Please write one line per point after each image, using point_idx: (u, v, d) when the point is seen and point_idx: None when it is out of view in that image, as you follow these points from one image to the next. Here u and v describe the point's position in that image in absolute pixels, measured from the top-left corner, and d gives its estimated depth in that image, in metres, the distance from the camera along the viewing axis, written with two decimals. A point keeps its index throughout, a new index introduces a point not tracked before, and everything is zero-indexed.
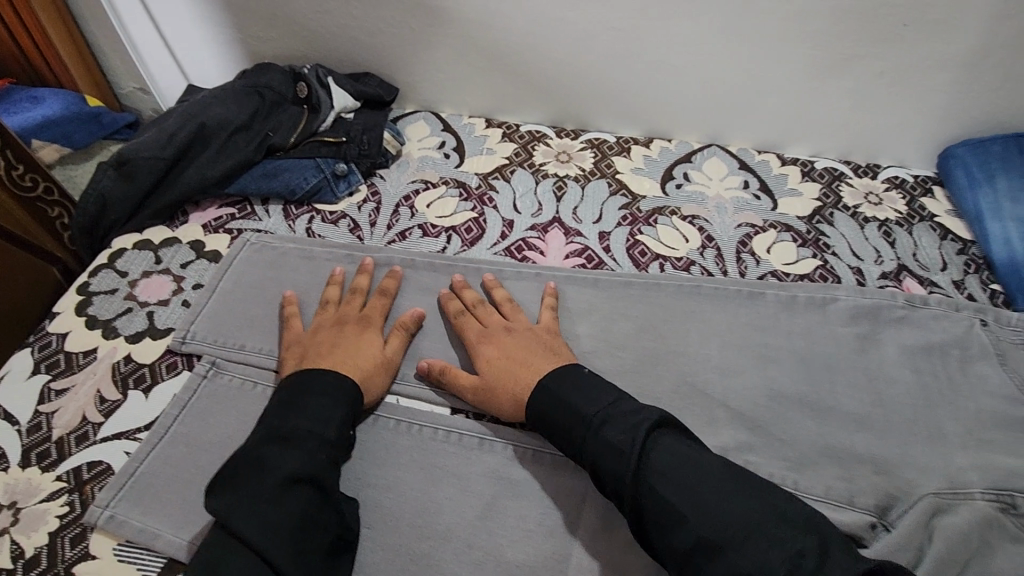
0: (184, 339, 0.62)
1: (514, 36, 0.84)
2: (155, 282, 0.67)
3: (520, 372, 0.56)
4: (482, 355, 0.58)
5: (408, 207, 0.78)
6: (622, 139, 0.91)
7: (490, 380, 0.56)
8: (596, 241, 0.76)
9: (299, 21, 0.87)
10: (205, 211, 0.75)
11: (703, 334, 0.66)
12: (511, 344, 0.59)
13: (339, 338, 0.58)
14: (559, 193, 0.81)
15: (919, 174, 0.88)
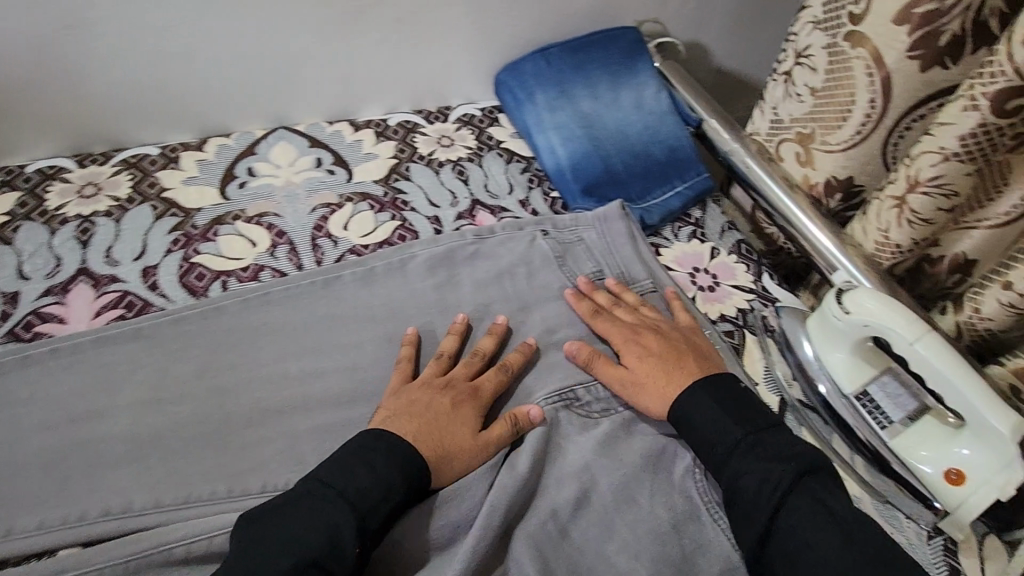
0: (158, 466, 0.53)
1: (360, 28, 0.80)
2: (35, 424, 0.54)
3: (678, 362, 0.60)
4: (653, 341, 0.62)
5: (327, 237, 0.72)
6: (487, 110, 0.94)
7: (642, 386, 0.59)
8: (521, 210, 0.80)
9: (93, 60, 0.71)
10: (83, 323, 0.62)
11: (646, 254, 0.75)
12: (660, 336, 0.63)
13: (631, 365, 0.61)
14: (462, 177, 0.83)
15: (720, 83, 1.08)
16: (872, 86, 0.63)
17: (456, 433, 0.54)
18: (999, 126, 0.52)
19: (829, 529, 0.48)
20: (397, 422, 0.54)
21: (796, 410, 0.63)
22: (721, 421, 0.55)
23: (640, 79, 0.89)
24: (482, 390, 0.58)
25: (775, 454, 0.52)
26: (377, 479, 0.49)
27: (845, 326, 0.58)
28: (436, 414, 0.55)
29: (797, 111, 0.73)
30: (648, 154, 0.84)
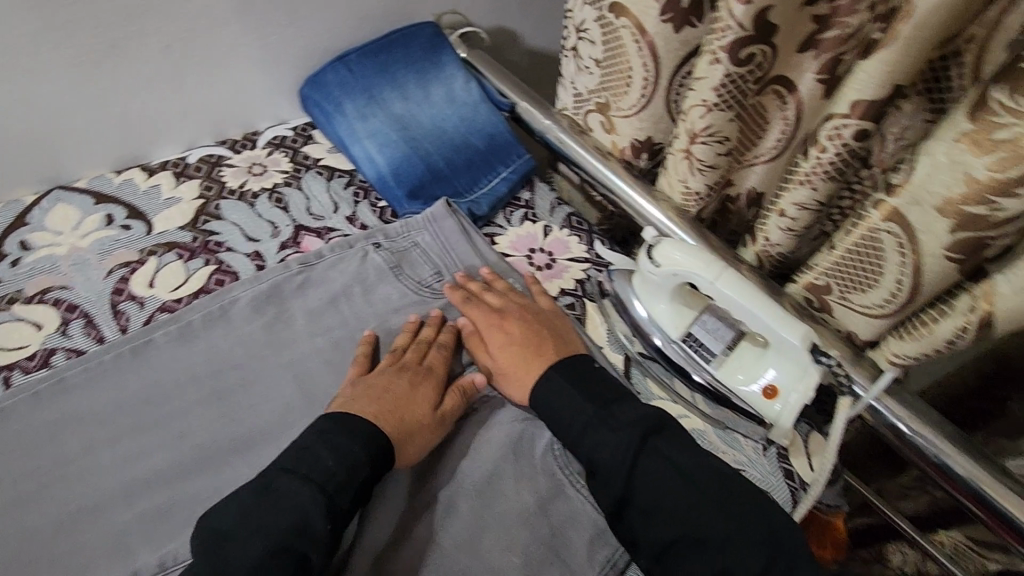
0: None
1: (121, 64, 0.72)
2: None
3: (547, 340, 0.62)
4: (525, 317, 0.64)
5: (130, 300, 0.65)
6: (299, 127, 0.89)
7: (509, 374, 0.60)
8: (350, 227, 0.77)
9: None
10: None
11: (481, 244, 0.75)
12: (531, 321, 0.63)
13: (495, 348, 0.62)
14: (281, 204, 0.78)
15: (536, 61, 1.10)
16: (641, 51, 0.67)
17: (421, 404, 0.56)
18: (742, 74, 0.57)
19: (678, 480, 0.51)
20: (356, 403, 0.54)
21: (641, 365, 0.67)
22: (575, 403, 0.56)
23: (447, 73, 0.89)
24: (436, 367, 0.60)
25: (627, 419, 0.54)
26: (341, 457, 0.49)
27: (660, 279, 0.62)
28: (396, 394, 0.56)
29: (592, 83, 0.77)
30: (468, 145, 0.84)
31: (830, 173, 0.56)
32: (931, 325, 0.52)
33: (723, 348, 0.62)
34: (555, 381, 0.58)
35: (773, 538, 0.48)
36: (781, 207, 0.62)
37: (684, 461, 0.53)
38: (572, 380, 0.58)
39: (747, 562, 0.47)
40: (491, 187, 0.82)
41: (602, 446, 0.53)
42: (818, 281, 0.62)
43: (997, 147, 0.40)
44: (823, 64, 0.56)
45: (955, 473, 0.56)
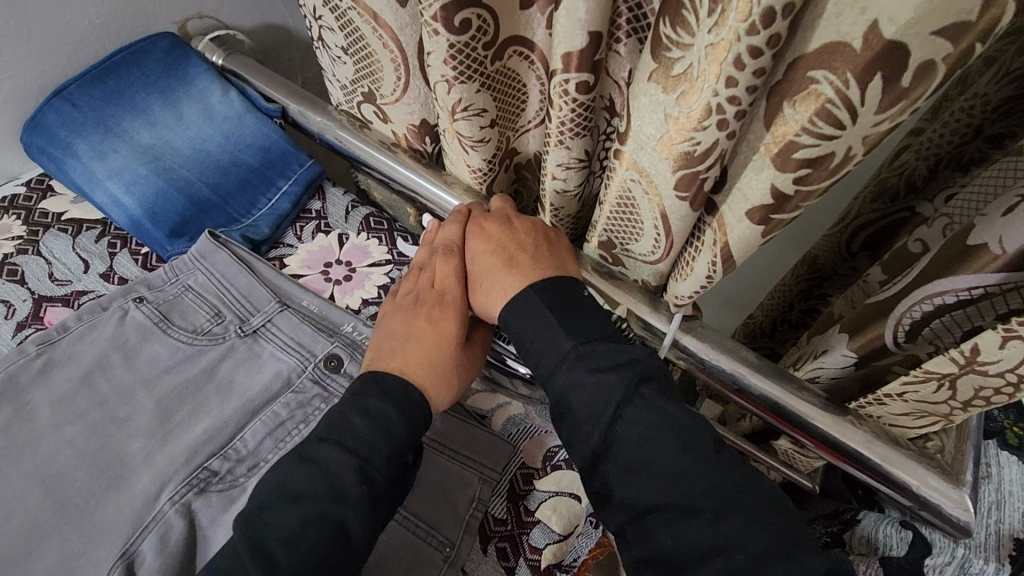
0: None
1: None
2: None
3: (527, 252, 0.56)
4: (505, 227, 0.58)
5: None
6: (33, 181, 0.76)
7: (479, 289, 0.58)
8: (106, 284, 0.67)
9: None
10: None
11: (261, 272, 0.67)
12: (509, 225, 0.58)
13: (490, 256, 0.56)
14: (16, 276, 0.66)
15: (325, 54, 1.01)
16: (377, 32, 0.62)
17: (445, 327, 0.55)
18: (466, 42, 0.53)
19: (668, 433, 0.47)
20: (382, 349, 0.55)
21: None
22: (552, 331, 0.51)
23: (199, 86, 0.79)
24: (451, 295, 0.57)
25: (608, 362, 0.49)
26: (375, 421, 0.48)
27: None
28: (417, 338, 0.55)
29: (350, 73, 0.71)
30: (238, 164, 0.75)
31: (574, 129, 0.54)
32: (691, 262, 0.53)
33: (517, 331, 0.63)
34: (529, 300, 0.53)
35: (749, 510, 0.45)
36: (549, 171, 0.60)
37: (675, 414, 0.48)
38: (547, 292, 0.53)
39: (738, 532, 0.44)
40: (273, 206, 0.74)
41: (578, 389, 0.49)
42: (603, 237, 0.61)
43: (679, 81, 0.39)
44: (547, 17, 0.54)
45: (755, 391, 0.58)
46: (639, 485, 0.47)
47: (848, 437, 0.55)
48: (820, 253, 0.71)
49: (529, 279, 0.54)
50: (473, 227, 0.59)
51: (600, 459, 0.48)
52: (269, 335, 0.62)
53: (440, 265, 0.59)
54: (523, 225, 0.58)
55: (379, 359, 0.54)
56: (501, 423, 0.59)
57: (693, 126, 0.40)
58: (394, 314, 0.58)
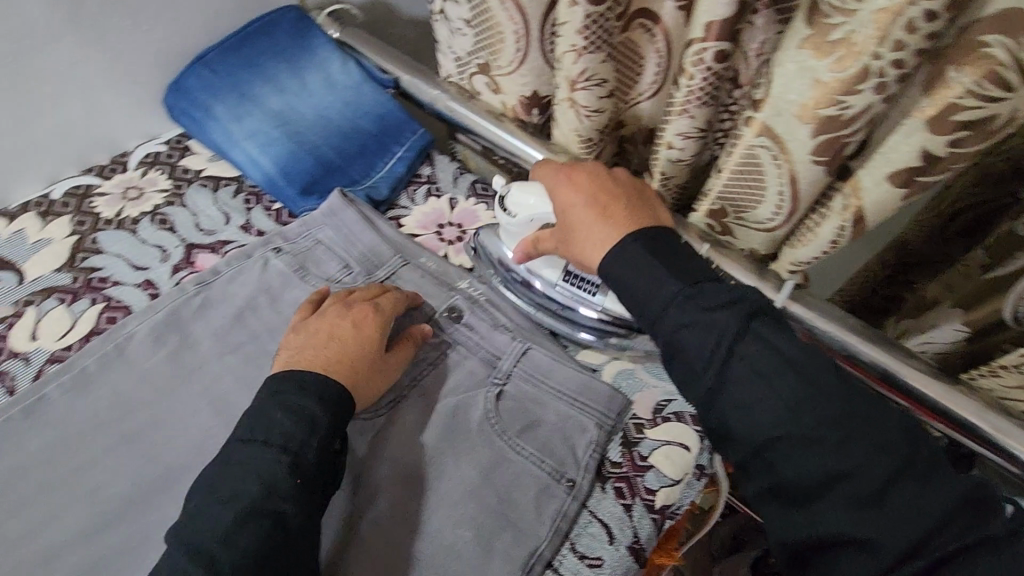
0: None
1: None
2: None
3: (630, 207, 0.56)
4: (601, 181, 0.58)
5: (13, 358, 0.60)
6: (173, 140, 0.83)
7: (570, 239, 0.58)
8: (245, 235, 0.73)
9: None
10: None
11: (383, 230, 0.72)
12: (603, 178, 0.59)
13: (584, 207, 0.57)
14: (166, 224, 0.73)
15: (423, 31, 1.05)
16: (506, 3, 0.66)
17: (371, 346, 0.56)
18: (602, 12, 0.56)
19: (784, 368, 0.46)
20: (315, 347, 0.56)
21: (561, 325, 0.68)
22: (657, 274, 0.51)
23: (320, 56, 0.84)
24: (384, 306, 0.60)
25: (720, 299, 0.49)
26: (297, 417, 0.49)
27: (515, 225, 0.65)
28: (341, 341, 0.56)
29: (467, 45, 0.75)
30: (357, 131, 0.81)
31: (701, 99, 0.56)
32: (814, 228, 0.54)
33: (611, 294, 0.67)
34: (627, 248, 0.53)
35: (847, 435, 0.43)
36: (667, 140, 0.63)
37: (790, 349, 0.47)
38: (644, 239, 0.53)
39: (860, 458, 0.42)
40: (389, 170, 0.79)
41: (686, 331, 0.49)
42: (715, 206, 0.63)
43: (835, 47, 0.41)
44: None
45: (864, 357, 0.60)
46: (757, 419, 0.46)
47: (958, 406, 0.56)
48: (913, 238, 0.67)
49: (625, 231, 0.54)
50: (562, 177, 0.60)
51: (714, 398, 0.48)
52: (395, 288, 0.67)
53: (385, 296, 0.61)
54: (621, 182, 0.59)
55: (312, 356, 0.55)
56: (611, 377, 0.63)
57: (846, 90, 0.42)
58: (327, 321, 0.58)
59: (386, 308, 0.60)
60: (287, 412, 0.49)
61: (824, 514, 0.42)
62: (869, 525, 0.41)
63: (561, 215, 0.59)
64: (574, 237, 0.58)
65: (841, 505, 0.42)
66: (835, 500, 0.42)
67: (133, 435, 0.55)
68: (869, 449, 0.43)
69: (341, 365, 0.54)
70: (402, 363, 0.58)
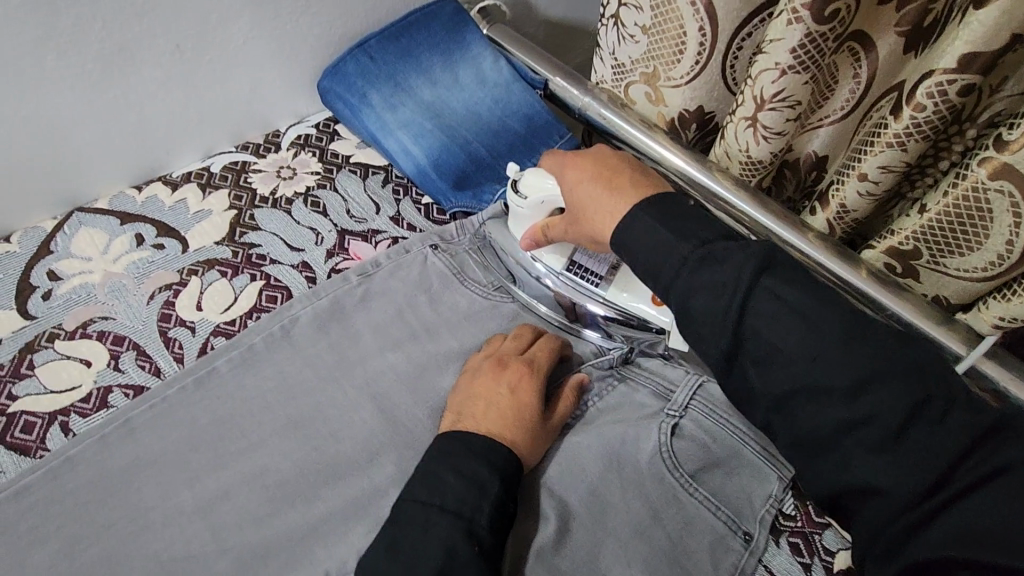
0: None
1: (151, 76, 0.66)
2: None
3: (626, 171, 0.54)
4: (593, 156, 0.58)
5: (180, 326, 0.61)
6: (322, 124, 0.83)
7: (579, 217, 0.56)
8: (395, 227, 0.73)
9: None
10: None
11: None
12: (608, 155, 0.57)
13: (591, 181, 0.55)
14: (319, 208, 0.73)
15: (562, 34, 1.03)
16: (698, 13, 0.62)
17: (529, 409, 0.53)
18: (823, 32, 0.53)
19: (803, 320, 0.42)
20: (474, 407, 0.53)
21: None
22: (664, 239, 0.48)
23: (474, 52, 0.83)
24: (538, 362, 0.57)
25: (725, 256, 0.45)
26: (468, 481, 0.46)
27: (525, 210, 0.63)
28: (499, 406, 0.52)
29: (636, 52, 0.72)
30: (506, 131, 0.80)
31: (923, 132, 0.53)
32: None
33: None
34: (636, 218, 0.50)
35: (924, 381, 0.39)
36: (862, 170, 0.59)
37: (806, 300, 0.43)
38: (655, 205, 0.50)
39: (884, 401, 0.39)
40: None
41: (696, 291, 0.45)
42: (904, 246, 0.60)
43: None
44: (907, 15, 0.54)
45: None
46: (772, 372, 0.42)
47: None
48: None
49: (630, 202, 0.51)
50: (571, 159, 0.58)
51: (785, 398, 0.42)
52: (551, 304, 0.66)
53: (539, 343, 0.60)
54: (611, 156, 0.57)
55: (473, 419, 0.52)
56: None
57: None
58: (486, 378, 0.55)
59: (540, 366, 0.57)
60: (457, 477, 0.46)
61: (850, 464, 0.39)
62: (889, 470, 0.38)
63: (576, 207, 0.56)
64: (592, 212, 0.54)
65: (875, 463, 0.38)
66: (854, 447, 0.39)
67: (301, 421, 0.54)
68: (888, 393, 0.39)
69: (508, 427, 0.51)
70: (558, 422, 0.54)
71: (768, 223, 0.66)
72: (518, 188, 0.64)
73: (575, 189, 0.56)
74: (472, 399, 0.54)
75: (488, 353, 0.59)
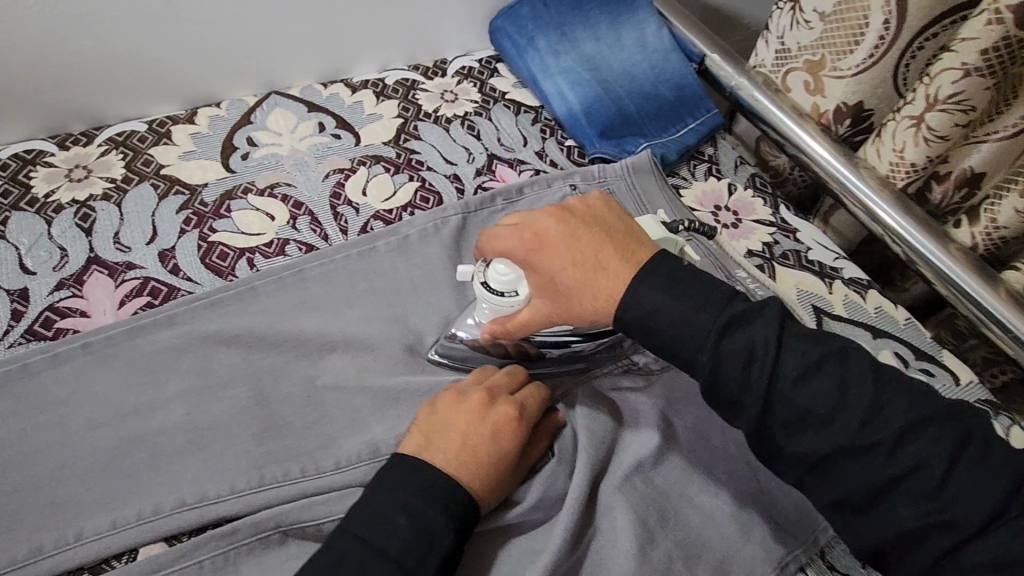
0: (215, 444, 0.50)
1: None
2: (80, 425, 0.49)
3: (602, 266, 0.46)
4: (575, 266, 0.47)
5: (347, 204, 0.69)
6: (484, 60, 0.89)
7: (557, 313, 0.50)
8: (539, 161, 0.79)
9: (83, 13, 0.62)
10: (104, 302, 0.57)
11: (672, 201, 0.72)
12: (571, 226, 0.48)
13: (575, 261, 0.47)
14: (473, 131, 0.80)
15: (719, 20, 1.05)
16: (886, 6, 0.64)
17: (506, 459, 0.47)
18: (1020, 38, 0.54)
19: None
20: (446, 439, 0.46)
21: (823, 308, 0.67)
22: None
23: (640, 17, 0.86)
24: (525, 416, 0.49)
25: None
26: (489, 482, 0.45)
27: (494, 307, 0.53)
28: (473, 450, 0.46)
29: (807, 39, 0.74)
30: (657, 95, 0.82)
31: None
32: None
33: (904, 315, 0.69)
34: (647, 286, 0.44)
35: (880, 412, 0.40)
36: None
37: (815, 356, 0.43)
38: (654, 274, 0.45)
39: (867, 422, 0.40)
40: (683, 151, 0.80)
41: (695, 271, 0.44)
42: None
43: None
44: None
45: None
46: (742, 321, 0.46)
47: None
48: None
49: (633, 270, 0.46)
50: (562, 302, 0.49)
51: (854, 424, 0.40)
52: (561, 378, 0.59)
53: (527, 389, 0.52)
54: (581, 206, 0.51)
55: (442, 453, 0.45)
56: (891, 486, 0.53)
57: None
58: (467, 413, 0.48)
59: (530, 411, 0.50)
60: (438, 480, 0.43)
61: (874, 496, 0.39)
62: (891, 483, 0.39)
63: (561, 291, 0.48)
64: (586, 306, 0.47)
65: (859, 468, 0.39)
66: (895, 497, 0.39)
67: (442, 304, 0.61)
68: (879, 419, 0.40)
69: (476, 474, 0.45)
70: (518, 478, 0.49)
71: (913, 238, 0.66)
72: (488, 283, 0.53)
73: (566, 288, 0.48)
74: (442, 441, 0.46)
75: (477, 381, 0.52)
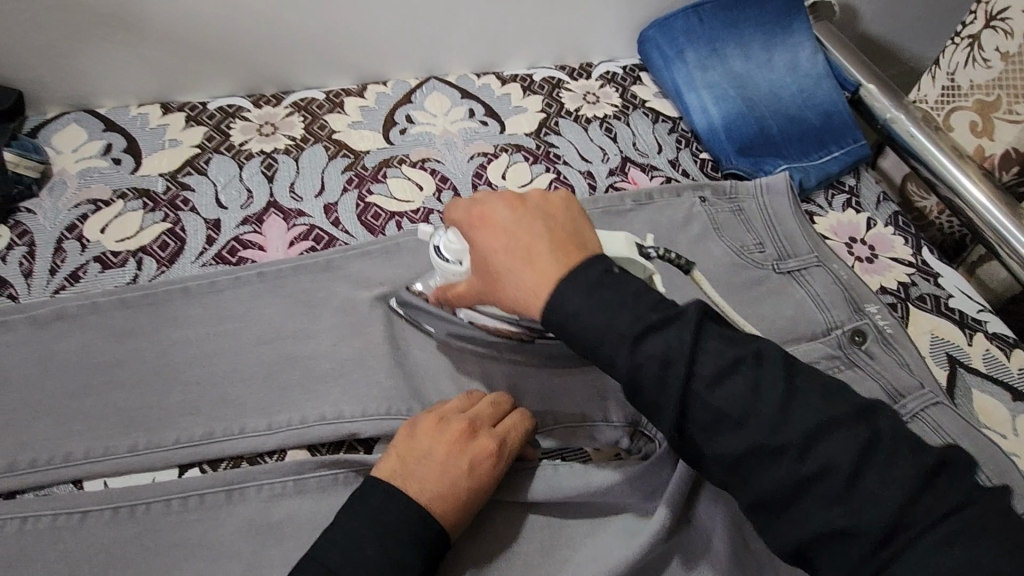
0: (355, 374, 0.56)
1: None
2: (251, 337, 0.57)
3: (531, 261, 0.41)
4: (487, 250, 0.44)
5: (487, 185, 0.74)
6: (629, 68, 0.92)
7: (483, 267, 0.45)
8: (672, 169, 0.80)
9: None
10: (278, 240, 0.66)
11: (807, 228, 0.71)
12: (517, 223, 0.43)
13: (514, 265, 0.42)
14: (610, 133, 0.82)
15: (880, 51, 1.01)
16: None
17: (479, 496, 0.46)
18: None
19: None
20: (423, 469, 0.45)
21: (959, 358, 0.64)
22: None
23: (795, 40, 0.85)
24: (504, 456, 0.48)
25: None
26: (462, 516, 0.45)
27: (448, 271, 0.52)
28: (444, 486, 0.45)
29: (982, 78, 0.71)
30: (803, 119, 0.80)
31: None
32: None
33: None
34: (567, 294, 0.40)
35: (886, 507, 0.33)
36: None
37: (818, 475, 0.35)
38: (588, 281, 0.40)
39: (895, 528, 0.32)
40: (823, 180, 0.78)
41: None
42: None
43: None
44: None
45: None
46: None
47: None
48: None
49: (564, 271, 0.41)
50: (491, 270, 0.44)
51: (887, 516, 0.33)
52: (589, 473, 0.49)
53: (507, 419, 0.51)
54: (540, 200, 0.45)
55: (417, 482, 0.45)
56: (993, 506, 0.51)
57: None
58: (444, 444, 0.47)
59: (512, 448, 0.49)
60: (411, 513, 0.43)
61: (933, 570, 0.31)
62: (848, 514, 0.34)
63: (487, 270, 0.44)
64: (496, 271, 0.43)
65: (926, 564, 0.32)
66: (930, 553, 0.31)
67: None
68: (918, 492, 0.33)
69: (446, 509, 0.44)
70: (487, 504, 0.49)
71: None
72: (439, 249, 0.52)
73: (496, 259, 0.43)
74: (414, 473, 0.45)
75: (461, 408, 0.51)
